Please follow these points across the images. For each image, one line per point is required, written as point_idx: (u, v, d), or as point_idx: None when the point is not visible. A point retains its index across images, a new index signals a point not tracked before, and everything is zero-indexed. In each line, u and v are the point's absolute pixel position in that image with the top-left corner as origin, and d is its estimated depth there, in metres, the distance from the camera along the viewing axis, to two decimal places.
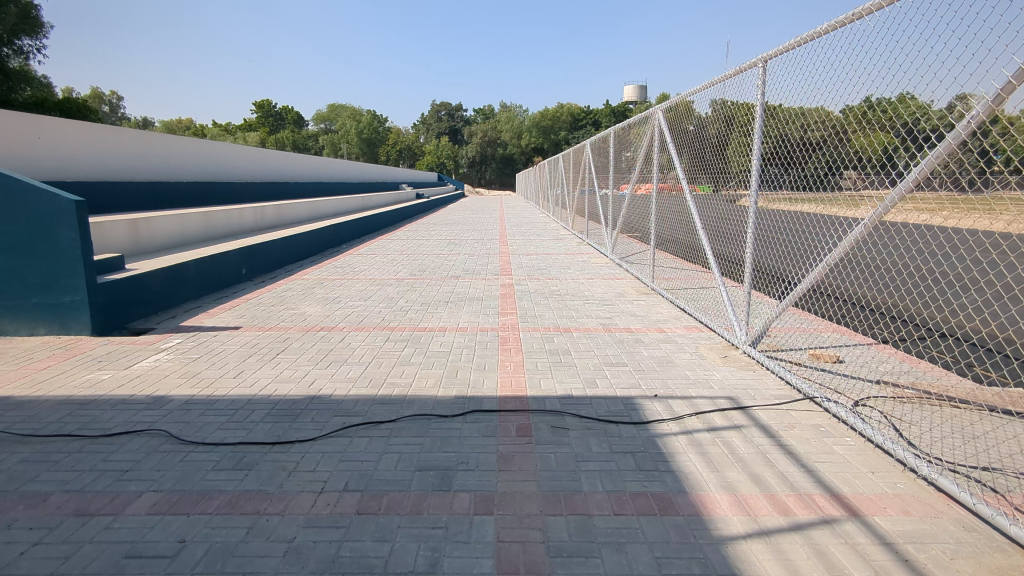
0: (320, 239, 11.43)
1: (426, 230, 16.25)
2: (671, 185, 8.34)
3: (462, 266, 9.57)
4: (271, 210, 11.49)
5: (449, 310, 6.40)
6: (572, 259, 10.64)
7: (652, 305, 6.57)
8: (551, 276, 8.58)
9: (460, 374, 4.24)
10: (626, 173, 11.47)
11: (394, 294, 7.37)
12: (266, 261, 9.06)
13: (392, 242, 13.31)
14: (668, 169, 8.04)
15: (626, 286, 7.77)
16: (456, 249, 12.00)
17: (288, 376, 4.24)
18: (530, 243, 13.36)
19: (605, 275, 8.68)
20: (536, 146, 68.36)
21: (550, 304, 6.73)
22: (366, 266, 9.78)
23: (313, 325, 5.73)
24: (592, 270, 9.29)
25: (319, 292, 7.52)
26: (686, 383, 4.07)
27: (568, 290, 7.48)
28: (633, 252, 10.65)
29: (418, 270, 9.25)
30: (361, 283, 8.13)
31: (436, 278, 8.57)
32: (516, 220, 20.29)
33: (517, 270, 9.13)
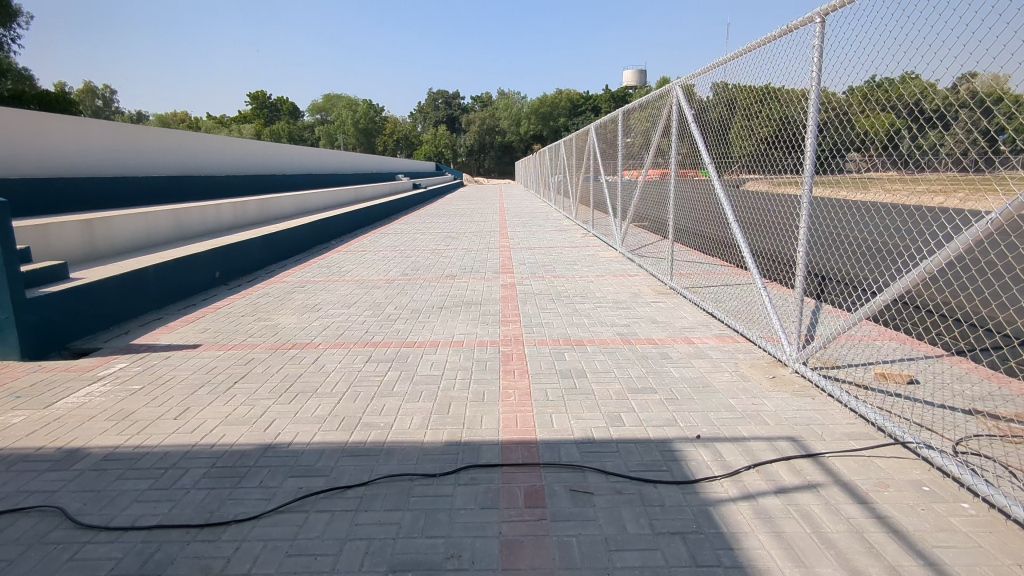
0: (306, 235, 10.65)
1: (422, 223, 15.43)
2: (687, 171, 7.51)
3: (459, 264, 8.77)
4: (254, 205, 10.70)
5: (442, 319, 5.61)
6: (578, 253, 9.84)
7: (674, 309, 5.78)
8: (557, 275, 7.79)
9: (453, 409, 3.46)
10: (634, 159, 10.66)
11: (382, 299, 6.58)
12: (244, 262, 8.26)
13: (385, 238, 12.52)
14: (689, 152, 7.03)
15: (640, 285, 6.97)
16: (453, 244, 11.20)
17: (243, 414, 3.45)
18: (532, 235, 12.55)
19: (616, 273, 7.89)
20: (535, 133, 67.27)
21: (557, 308, 5.95)
22: (355, 266, 8.99)
23: (286, 341, 4.95)
24: (601, 266, 8.48)
25: (299, 298, 6.73)
26: (734, 418, 3.28)
27: (578, 292, 6.69)
28: (645, 246, 9.83)
29: (410, 270, 8.47)
30: (346, 287, 7.33)
31: (429, 279, 7.78)
32: (516, 210, 19.44)
33: (519, 268, 8.33)
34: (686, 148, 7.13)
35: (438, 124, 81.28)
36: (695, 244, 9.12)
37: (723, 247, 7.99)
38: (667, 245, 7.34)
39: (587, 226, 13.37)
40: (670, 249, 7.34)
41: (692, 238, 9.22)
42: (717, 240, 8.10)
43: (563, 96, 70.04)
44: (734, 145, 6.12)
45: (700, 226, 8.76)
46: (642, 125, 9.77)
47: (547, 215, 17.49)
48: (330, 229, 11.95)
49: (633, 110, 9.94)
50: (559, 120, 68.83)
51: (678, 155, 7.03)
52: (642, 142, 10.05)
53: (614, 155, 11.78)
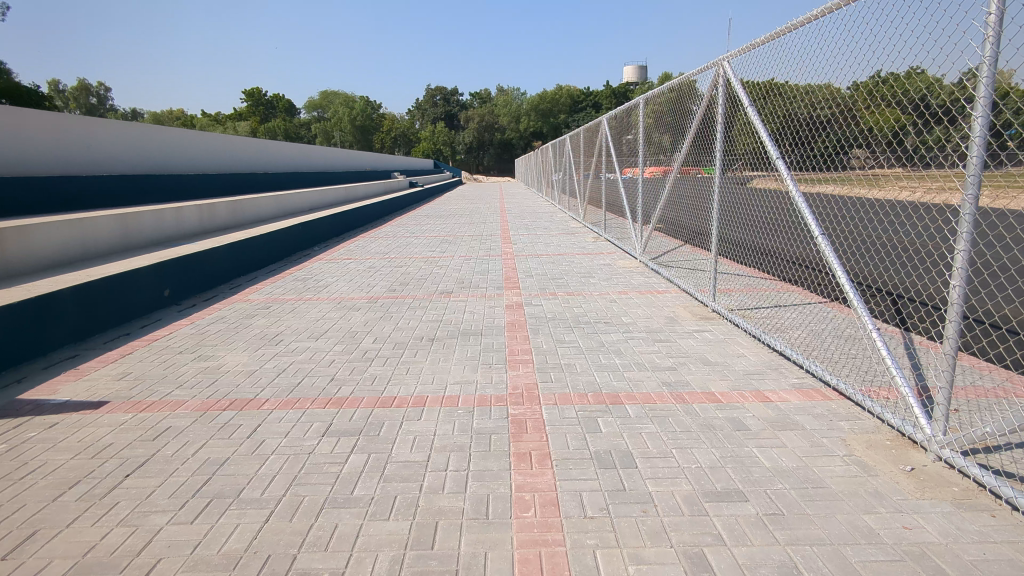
0: (283, 242, 9.46)
1: (417, 226, 14.24)
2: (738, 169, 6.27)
3: (455, 278, 7.56)
4: (224, 207, 9.51)
5: (432, 359, 4.38)
6: (592, 262, 8.63)
7: (725, 345, 4.56)
8: (571, 292, 6.59)
9: (440, 537, 2.24)
10: (653, 155, 9.50)
11: (360, 327, 5.35)
12: (202, 276, 7.05)
13: (375, 243, 11.32)
14: (751, 139, 5.63)
15: (675, 308, 5.76)
16: (449, 251, 10.00)
17: (114, 548, 2.22)
18: (538, 240, 11.35)
19: (642, 289, 6.67)
20: (535, 130, 65.95)
21: (578, 341, 4.73)
22: (336, 279, 7.77)
23: (224, 395, 3.73)
24: (621, 280, 7.26)
25: (259, 325, 5.50)
26: (889, 562, 2.05)
27: (600, 316, 5.48)
28: (670, 256, 8.60)
29: (399, 284, 7.26)
30: (318, 309, 6.10)
31: (420, 297, 6.55)
32: (519, 211, 18.25)
33: (526, 282, 7.12)
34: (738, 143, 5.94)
35: (437, 121, 80.17)
36: (741, 257, 7.85)
37: (783, 259, 6.71)
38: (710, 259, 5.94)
39: (597, 230, 12.14)
40: (713, 262, 5.97)
41: (740, 248, 7.90)
42: (774, 251, 6.80)
43: (563, 93, 68.75)
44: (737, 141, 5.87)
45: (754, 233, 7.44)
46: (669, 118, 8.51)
47: (551, 216, 16.26)
48: (313, 233, 10.76)
49: (654, 100, 8.65)
50: (559, 117, 67.54)
51: (718, 153, 5.83)
52: (666, 137, 8.77)
53: (628, 151, 10.51)
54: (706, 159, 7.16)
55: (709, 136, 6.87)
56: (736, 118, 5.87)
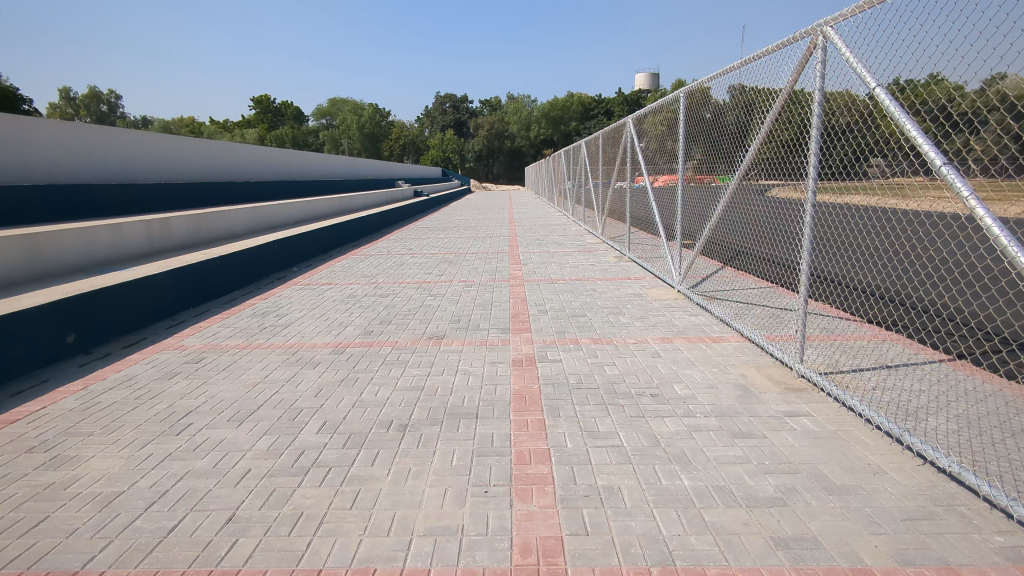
0: (249, 264, 8.00)
1: (416, 241, 12.80)
2: (833, 177, 4.70)
3: (450, 316, 6.03)
4: (182, 222, 8.10)
5: (396, 471, 2.85)
6: (618, 291, 7.12)
7: (845, 448, 3.00)
8: (597, 339, 5.08)
9: None
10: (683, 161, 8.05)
11: (308, 398, 3.84)
12: (129, 313, 5.58)
13: (364, 263, 9.88)
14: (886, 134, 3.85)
15: (744, 371, 4.20)
16: (449, 275, 8.54)
17: None
18: (551, 260, 9.89)
19: (690, 336, 5.12)
20: (546, 138, 64.58)
21: (619, 434, 3.20)
22: (303, 314, 6.28)
23: (35, 561, 2.22)
24: (661, 320, 5.70)
25: (172, 393, 3.99)
26: None
27: (644, 386, 3.93)
28: (712, 287, 7.06)
29: (379, 324, 5.77)
30: (261, 365, 4.59)
31: (400, 346, 5.03)
32: (530, 223, 16.82)
33: (539, 323, 5.62)
34: (847, 144, 4.37)
35: (446, 129, 79.25)
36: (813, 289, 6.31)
37: (878, 296, 5.17)
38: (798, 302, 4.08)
39: (620, 248, 10.57)
40: (801, 308, 4.10)
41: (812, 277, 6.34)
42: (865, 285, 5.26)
43: (574, 100, 67.28)
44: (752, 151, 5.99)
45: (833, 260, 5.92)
46: (707, 125, 6.94)
47: (564, 230, 14.80)
48: (289, 252, 9.31)
49: (690, 101, 7.08)
50: (571, 124, 66.03)
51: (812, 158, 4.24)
52: (709, 145, 7.21)
53: (654, 160, 8.99)
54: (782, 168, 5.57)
55: (796, 141, 5.14)
56: (840, 113, 4.29)
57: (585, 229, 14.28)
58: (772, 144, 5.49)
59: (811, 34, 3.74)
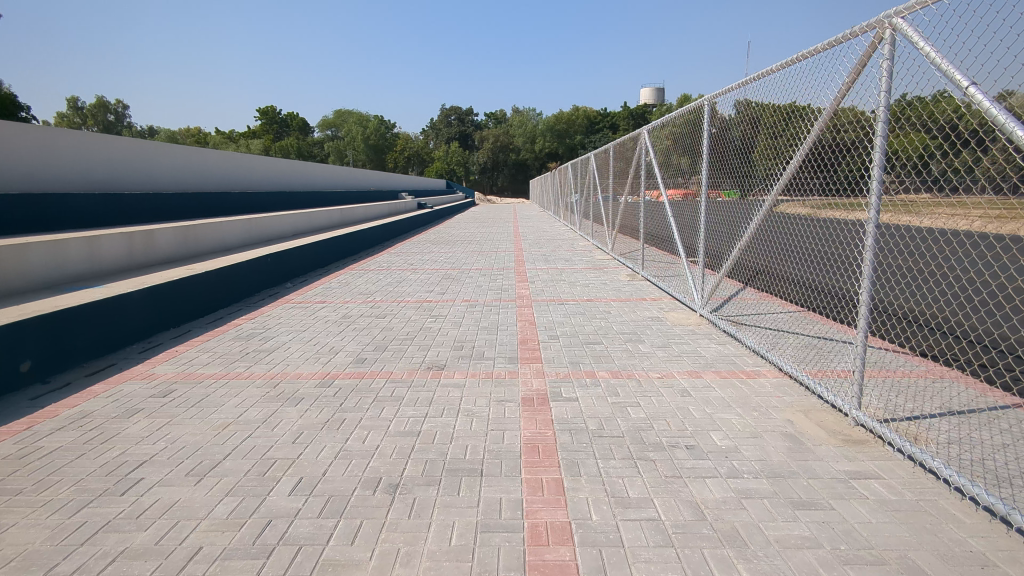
0: (236, 281, 7.50)
1: (418, 256, 12.30)
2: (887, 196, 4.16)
3: (452, 343, 5.49)
4: (168, 234, 7.61)
5: (382, 553, 2.30)
6: (634, 315, 6.57)
7: (937, 529, 2.42)
8: (616, 373, 4.54)
9: None
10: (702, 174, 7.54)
11: (285, 446, 3.30)
12: (97, 336, 5.05)
13: (362, 279, 9.36)
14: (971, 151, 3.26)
15: (790, 417, 3.63)
16: (452, 294, 8.02)
17: None
18: (560, 278, 9.37)
19: (721, 370, 4.56)
20: (551, 151, 64.38)
21: (654, 504, 2.64)
22: (291, 337, 5.74)
23: None
24: (686, 351, 5.14)
25: (128, 436, 3.45)
26: None
27: (677, 436, 3.37)
28: (739, 312, 6.49)
29: (374, 351, 5.24)
30: (236, 400, 4.05)
31: (395, 378, 4.48)
32: (536, 237, 16.32)
33: (550, 353, 5.08)
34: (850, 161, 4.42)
35: (450, 141, 79.19)
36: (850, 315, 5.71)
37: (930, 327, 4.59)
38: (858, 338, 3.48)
39: (632, 265, 10.04)
40: (859, 344, 3.50)
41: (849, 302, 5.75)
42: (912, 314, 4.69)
43: (579, 114, 67.20)
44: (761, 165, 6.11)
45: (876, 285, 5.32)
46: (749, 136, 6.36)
47: (572, 245, 14.28)
48: (279, 267, 8.80)
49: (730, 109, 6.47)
50: (576, 138, 65.91)
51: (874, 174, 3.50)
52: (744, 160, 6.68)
53: (672, 173, 8.45)
54: (824, 184, 5.01)
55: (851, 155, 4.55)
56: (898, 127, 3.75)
57: (593, 245, 13.76)
58: (815, 157, 4.95)
59: (875, 29, 3.23)
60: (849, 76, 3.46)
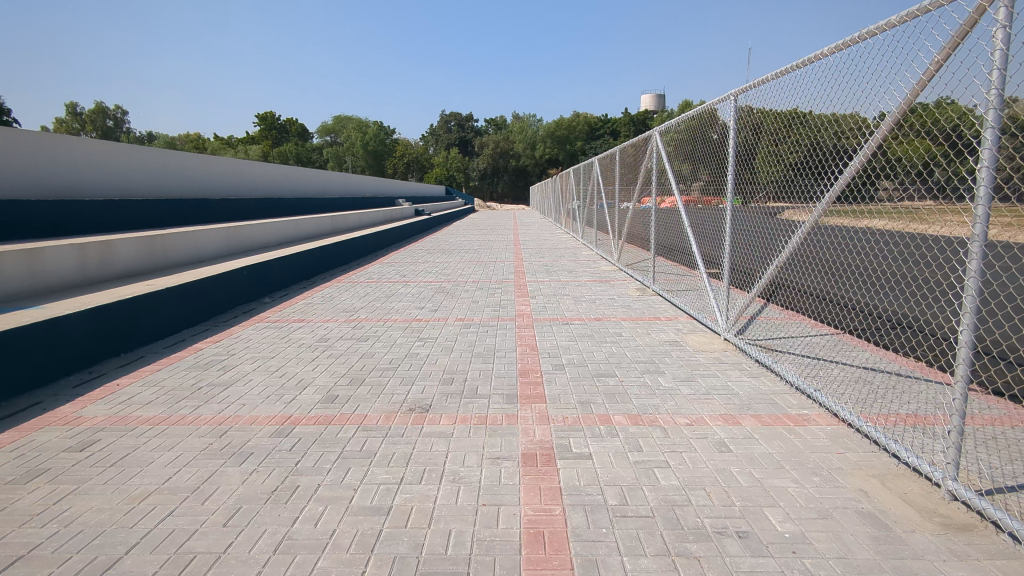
0: (201, 298, 6.74)
1: (412, 267, 11.53)
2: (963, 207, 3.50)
3: (441, 375, 4.72)
4: (130, 246, 6.88)
5: None
6: (649, 338, 5.80)
7: None
8: (636, 418, 3.77)
9: None
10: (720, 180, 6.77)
11: (212, 532, 2.52)
12: (22, 369, 4.29)
13: (348, 294, 8.59)
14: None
15: (863, 486, 2.86)
16: (445, 311, 7.25)
17: None
18: (564, 292, 8.60)
19: (762, 415, 3.79)
20: (551, 157, 63.75)
21: None
22: (255, 367, 4.97)
23: None
24: (715, 388, 4.36)
25: (16, 513, 2.68)
26: None
27: (723, 516, 2.60)
28: (773, 338, 5.68)
29: (349, 386, 4.47)
30: (169, 455, 3.28)
31: (369, 425, 3.71)
32: (537, 246, 15.56)
33: (556, 390, 4.31)
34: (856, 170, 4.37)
35: (450, 147, 78.63)
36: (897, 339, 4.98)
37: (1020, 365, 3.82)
38: (958, 395, 2.67)
39: (641, 278, 9.28)
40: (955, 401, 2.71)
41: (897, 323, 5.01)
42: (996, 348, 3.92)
43: (580, 120, 66.64)
44: (761, 171, 5.93)
45: (935, 305, 4.58)
46: (775, 137, 5.65)
47: (575, 254, 13.51)
48: (255, 282, 8.02)
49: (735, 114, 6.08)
50: (577, 143, 65.36)
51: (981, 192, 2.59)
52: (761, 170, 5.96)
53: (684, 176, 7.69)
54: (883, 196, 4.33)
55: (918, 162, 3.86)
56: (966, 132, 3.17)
57: (598, 254, 13.00)
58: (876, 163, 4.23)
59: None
60: (935, 57, 2.74)
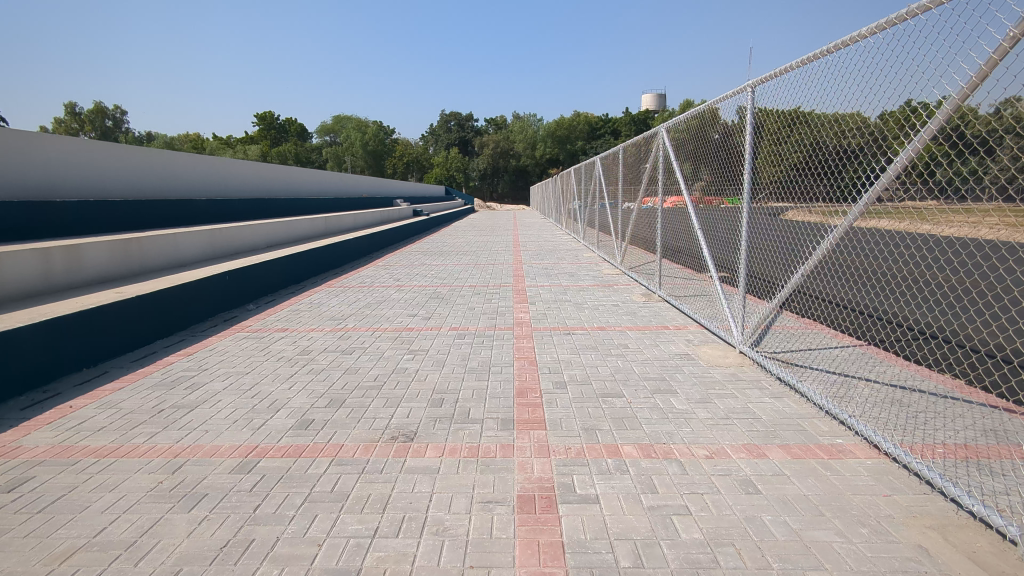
0: (177, 306, 6.29)
1: (406, 270, 11.08)
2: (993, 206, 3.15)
3: (429, 395, 4.27)
4: (101, 251, 6.45)
5: None
6: (657, 351, 5.35)
7: None
8: (648, 449, 3.32)
9: None
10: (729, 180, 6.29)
11: None
12: None
13: (338, 300, 8.15)
14: None
15: (924, 542, 2.40)
16: (438, 319, 6.80)
17: None
18: (565, 298, 8.15)
19: (791, 445, 3.34)
20: (551, 157, 63.32)
21: None
22: (225, 386, 4.51)
23: None
24: (735, 411, 3.91)
25: None
26: None
27: None
28: (794, 352, 5.17)
29: (326, 408, 4.02)
30: (109, 498, 2.83)
31: (344, 458, 3.25)
32: (536, 248, 15.11)
33: (557, 414, 3.87)
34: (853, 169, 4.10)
35: (450, 147, 78.21)
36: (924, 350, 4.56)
37: None
38: None
39: (646, 283, 8.82)
40: None
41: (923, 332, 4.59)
42: None
43: (580, 119, 66.32)
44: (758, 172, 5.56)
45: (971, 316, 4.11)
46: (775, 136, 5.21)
47: (575, 257, 13.07)
48: (237, 288, 7.57)
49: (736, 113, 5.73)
50: (577, 143, 64.88)
51: None
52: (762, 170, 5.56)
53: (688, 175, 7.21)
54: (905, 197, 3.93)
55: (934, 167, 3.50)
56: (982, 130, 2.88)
57: (600, 257, 12.54)
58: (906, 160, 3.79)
59: None
60: None
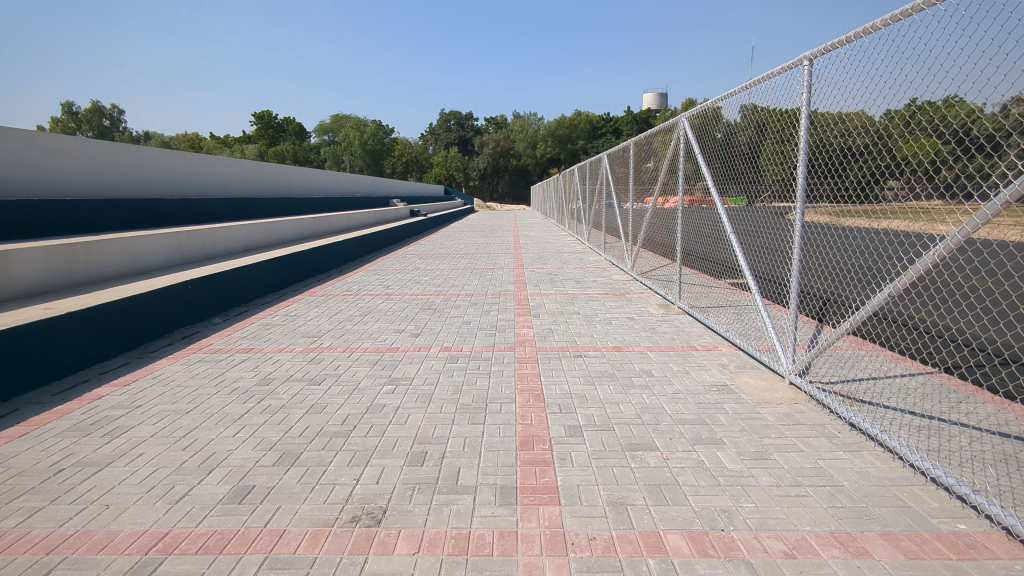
0: (123, 324, 5.39)
1: (398, 276, 10.16)
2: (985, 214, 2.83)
3: (408, 446, 3.36)
4: (38, 257, 5.57)
5: None
6: (690, 381, 4.43)
7: None
8: (703, 541, 2.41)
9: None
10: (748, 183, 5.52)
11: None
12: None
13: (317, 312, 7.23)
14: None
15: None
16: (429, 337, 5.89)
17: None
18: (574, 309, 7.23)
19: (898, 537, 2.42)
20: (553, 156, 62.41)
21: None
22: (155, 432, 3.60)
23: None
24: (806, 474, 2.98)
25: None
26: None
27: None
28: (863, 386, 4.19)
29: (274, 469, 3.09)
30: None
31: (281, 557, 2.34)
32: (540, 251, 14.18)
33: (573, 478, 2.96)
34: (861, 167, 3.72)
35: (450, 147, 77.25)
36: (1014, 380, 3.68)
37: None
38: None
39: (663, 292, 7.91)
40: None
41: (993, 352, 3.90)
42: None
43: (581, 118, 65.40)
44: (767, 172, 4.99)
45: None
46: (778, 138, 4.66)
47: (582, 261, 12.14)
48: (202, 299, 6.67)
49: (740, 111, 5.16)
50: (579, 142, 63.87)
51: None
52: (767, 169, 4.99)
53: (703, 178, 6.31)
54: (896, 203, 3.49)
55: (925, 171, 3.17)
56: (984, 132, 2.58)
57: (609, 261, 11.62)
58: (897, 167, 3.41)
59: None
60: None
